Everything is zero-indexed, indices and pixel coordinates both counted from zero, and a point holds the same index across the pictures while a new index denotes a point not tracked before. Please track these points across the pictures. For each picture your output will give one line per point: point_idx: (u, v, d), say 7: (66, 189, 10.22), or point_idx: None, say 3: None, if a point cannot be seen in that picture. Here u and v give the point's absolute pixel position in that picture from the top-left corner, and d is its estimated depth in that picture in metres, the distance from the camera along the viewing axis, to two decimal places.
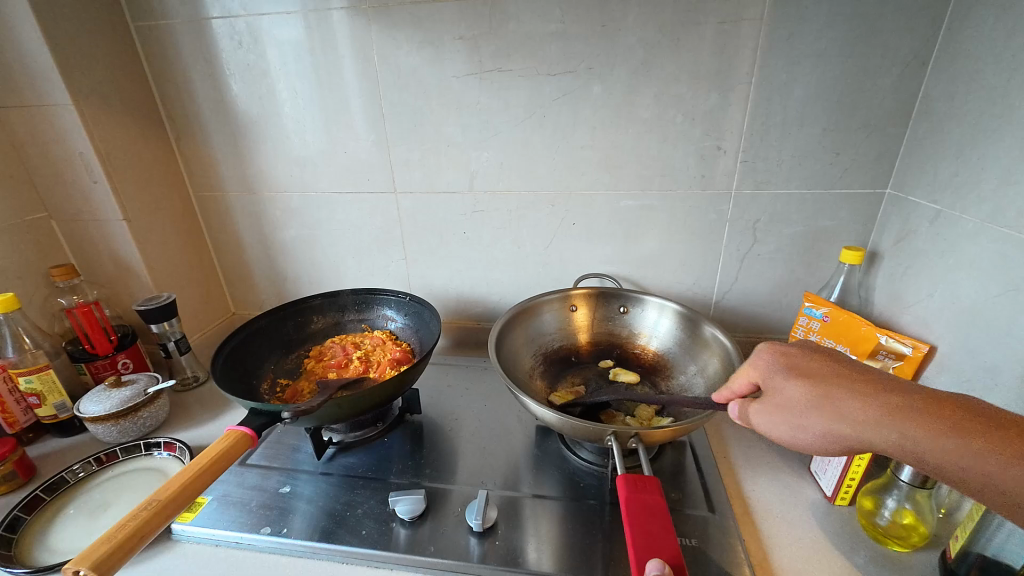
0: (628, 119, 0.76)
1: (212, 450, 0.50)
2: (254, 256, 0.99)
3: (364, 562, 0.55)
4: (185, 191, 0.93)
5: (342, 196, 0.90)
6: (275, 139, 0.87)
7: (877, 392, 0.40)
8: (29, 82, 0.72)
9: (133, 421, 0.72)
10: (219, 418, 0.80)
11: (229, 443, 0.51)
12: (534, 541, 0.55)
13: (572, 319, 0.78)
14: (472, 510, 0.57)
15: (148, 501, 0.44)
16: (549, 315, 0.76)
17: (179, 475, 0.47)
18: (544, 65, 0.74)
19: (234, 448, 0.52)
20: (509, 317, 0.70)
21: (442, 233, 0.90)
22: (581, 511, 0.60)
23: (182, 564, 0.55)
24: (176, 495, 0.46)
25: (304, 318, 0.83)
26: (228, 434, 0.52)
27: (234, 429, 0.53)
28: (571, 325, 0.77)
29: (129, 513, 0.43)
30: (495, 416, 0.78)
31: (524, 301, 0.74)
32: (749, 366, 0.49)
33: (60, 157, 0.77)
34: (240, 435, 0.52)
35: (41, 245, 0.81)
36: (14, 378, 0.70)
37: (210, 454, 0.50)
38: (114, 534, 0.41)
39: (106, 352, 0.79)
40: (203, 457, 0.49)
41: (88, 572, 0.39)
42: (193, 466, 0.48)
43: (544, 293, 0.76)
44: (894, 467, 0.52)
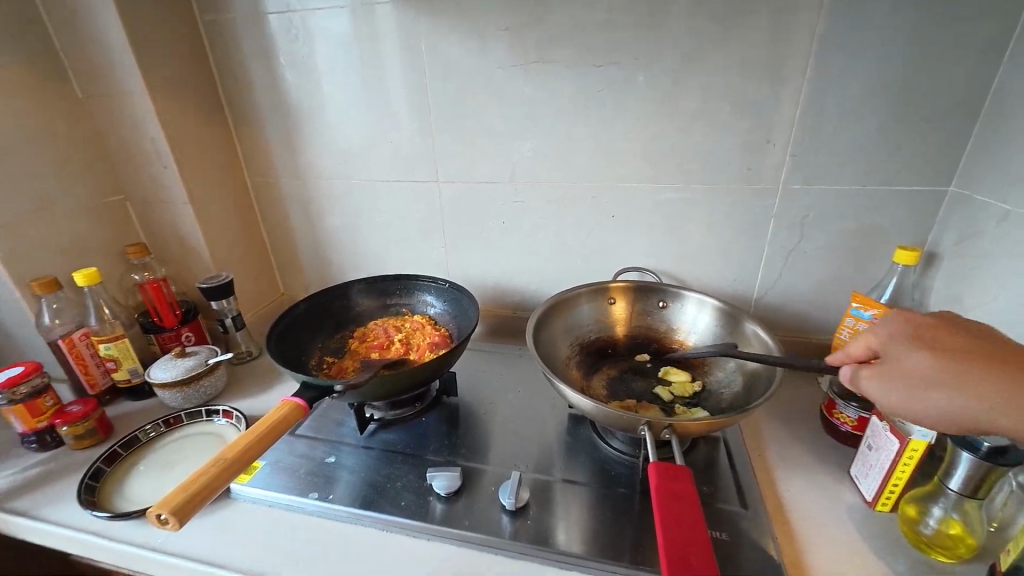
0: (672, 111, 0.75)
1: (269, 419, 0.54)
2: (303, 240, 1.04)
3: (402, 531, 0.58)
4: (243, 177, 0.99)
5: (386, 185, 0.93)
6: (326, 128, 0.91)
7: (1015, 367, 0.39)
8: (111, 74, 0.79)
9: (196, 388, 0.78)
10: (270, 390, 0.86)
11: (285, 413, 0.55)
12: (564, 524, 0.57)
13: (609, 312, 0.78)
14: (504, 492, 0.59)
15: (215, 460, 0.49)
16: (585, 307, 0.77)
17: (243, 439, 0.51)
18: (589, 57, 0.74)
19: (288, 417, 0.56)
20: (545, 307, 0.72)
21: (482, 222, 0.91)
22: (611, 498, 0.61)
23: (240, 521, 0.60)
24: (239, 455, 0.50)
25: (349, 300, 0.87)
26: (283, 405, 0.56)
27: (290, 399, 0.57)
28: (607, 317, 0.77)
29: (199, 469, 0.48)
30: (528, 404, 0.79)
31: (562, 292, 0.75)
32: (869, 334, 0.48)
33: (135, 144, 0.84)
34: (294, 404, 0.56)
35: (118, 225, 0.89)
36: (95, 344, 0.78)
37: (267, 423, 0.54)
38: (187, 485, 0.46)
39: (172, 325, 0.86)
40: (261, 425, 0.53)
41: (168, 516, 0.43)
42: (255, 433, 0.52)
43: (580, 285, 0.77)
44: (943, 475, 0.50)
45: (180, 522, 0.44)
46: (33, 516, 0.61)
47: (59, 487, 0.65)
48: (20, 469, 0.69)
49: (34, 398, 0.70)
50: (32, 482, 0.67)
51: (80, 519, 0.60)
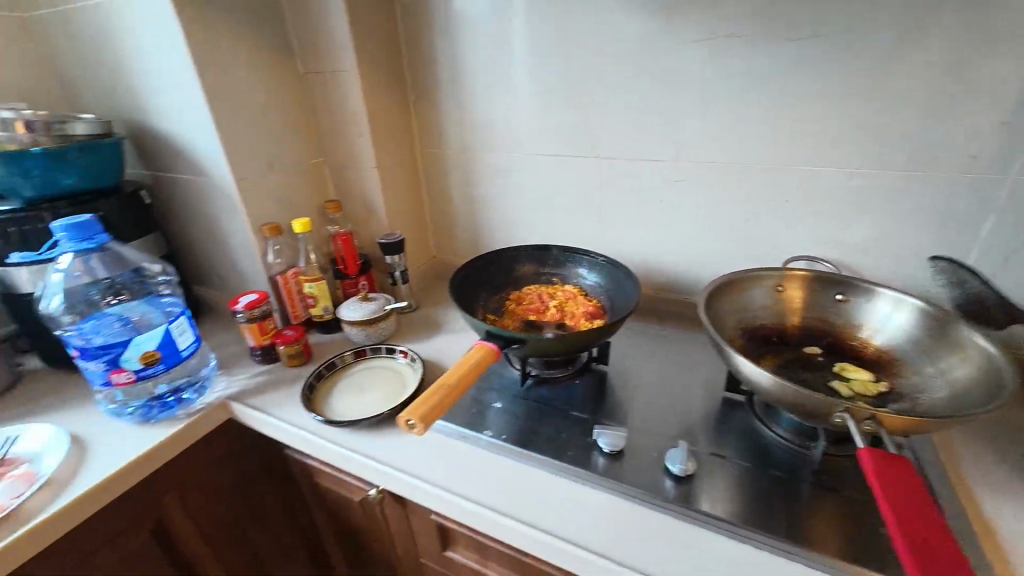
0: (879, 90, 0.68)
1: (469, 359, 0.61)
2: (459, 208, 1.13)
3: (568, 476, 0.63)
4: (414, 147, 1.10)
5: (546, 159, 0.97)
6: (495, 103, 0.97)
7: None
8: (329, 53, 0.91)
9: (374, 330, 0.91)
10: (431, 339, 0.96)
11: (482, 354, 0.61)
12: (710, 492, 0.59)
13: (781, 299, 0.75)
14: (674, 460, 0.61)
15: (442, 383, 0.56)
16: (756, 291, 0.75)
17: (455, 373, 0.59)
18: (787, 31, 0.70)
19: (485, 359, 0.62)
20: (718, 286, 0.71)
21: (637, 199, 0.92)
22: (763, 478, 0.61)
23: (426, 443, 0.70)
24: (460, 381, 0.58)
25: (507, 265, 0.93)
26: (478, 348, 0.63)
27: (484, 344, 0.63)
28: (779, 304, 0.74)
29: (431, 389, 0.56)
30: (676, 381, 0.80)
31: (734, 274, 0.73)
32: None
33: (338, 114, 0.97)
34: (488, 348, 0.63)
35: (318, 184, 1.04)
36: (302, 283, 0.93)
37: (470, 362, 0.60)
38: (426, 402, 0.55)
39: (354, 274, 0.99)
40: (466, 363, 0.60)
41: (416, 423, 0.53)
42: (463, 369, 0.59)
43: (754, 270, 0.75)
44: None
45: (422, 429, 0.54)
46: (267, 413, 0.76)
47: (281, 394, 0.80)
48: (251, 376, 0.86)
49: (263, 320, 0.87)
50: (261, 387, 0.83)
51: (303, 420, 0.74)
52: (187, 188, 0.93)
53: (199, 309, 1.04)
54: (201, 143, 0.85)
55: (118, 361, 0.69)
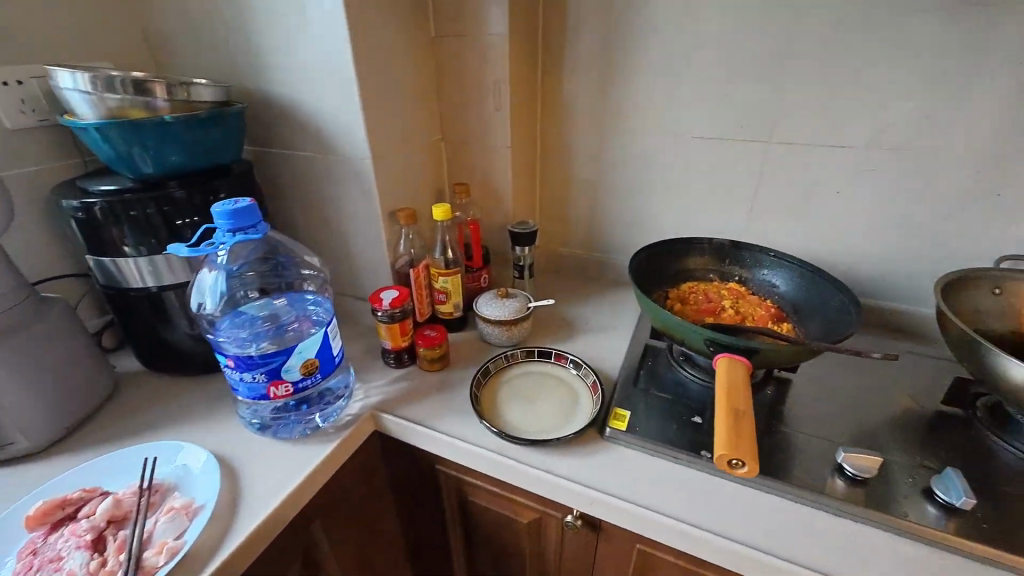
0: None
1: (723, 372, 0.54)
2: (578, 193, 1.03)
3: (809, 507, 0.56)
4: (536, 125, 0.99)
5: (697, 142, 0.89)
6: (645, 78, 0.88)
7: None
8: (473, 12, 0.79)
9: (516, 330, 0.82)
10: (573, 340, 0.87)
11: (741, 370, 0.53)
12: (988, 521, 0.53)
13: (1016, 305, 0.69)
14: (955, 493, 0.53)
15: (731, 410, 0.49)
16: (983, 297, 0.69)
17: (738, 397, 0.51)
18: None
19: (745, 377, 0.53)
20: (947, 284, 0.67)
21: (810, 191, 0.84)
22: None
23: (637, 461, 0.62)
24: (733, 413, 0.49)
25: (665, 259, 0.84)
26: (731, 361, 0.54)
27: (728, 355, 0.56)
28: (1012, 311, 0.69)
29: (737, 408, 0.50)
30: (870, 387, 0.73)
31: (962, 271, 0.69)
32: None
33: (474, 80, 0.84)
34: (741, 364, 0.55)
35: (436, 165, 0.92)
36: (433, 276, 0.83)
37: (731, 379, 0.52)
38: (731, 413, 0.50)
39: (479, 265, 0.89)
40: (727, 380, 0.52)
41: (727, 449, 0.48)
42: (730, 383, 0.52)
43: (984, 270, 0.69)
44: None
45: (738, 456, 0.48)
46: (431, 429, 0.67)
47: (437, 402, 0.71)
48: (390, 382, 0.77)
49: (403, 320, 0.76)
50: (407, 395, 0.74)
51: (482, 438, 0.65)
52: (305, 167, 0.82)
53: None
54: (338, 113, 0.73)
55: (278, 373, 0.59)
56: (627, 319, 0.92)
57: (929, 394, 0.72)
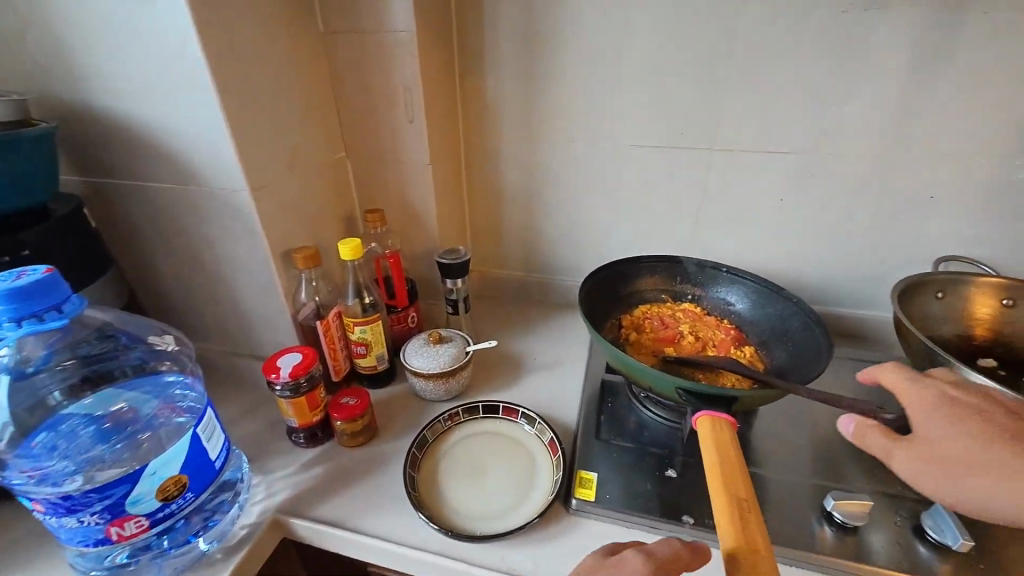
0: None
1: (710, 435, 0.46)
2: (512, 210, 0.92)
3: (804, 567, 0.51)
4: (458, 136, 0.86)
5: (636, 150, 0.81)
6: (575, 81, 0.79)
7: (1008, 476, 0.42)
8: (370, 3, 0.65)
9: (456, 380, 0.70)
10: (521, 382, 0.76)
11: (729, 428, 0.47)
12: (979, 554, 0.50)
13: (960, 307, 0.68)
14: (949, 533, 0.49)
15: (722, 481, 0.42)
16: (931, 301, 0.68)
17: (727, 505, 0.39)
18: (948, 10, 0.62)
19: (734, 436, 0.46)
20: (901, 292, 0.65)
21: (753, 199, 0.80)
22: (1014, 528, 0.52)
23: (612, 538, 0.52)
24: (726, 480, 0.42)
25: (615, 282, 0.76)
26: (715, 419, 0.48)
27: (712, 414, 0.49)
28: (956, 313, 0.68)
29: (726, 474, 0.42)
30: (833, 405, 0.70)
31: (913, 277, 0.67)
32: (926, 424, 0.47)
33: (379, 86, 0.70)
34: (727, 421, 0.48)
35: (341, 188, 0.77)
36: (348, 327, 0.68)
37: (723, 444, 0.45)
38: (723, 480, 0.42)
39: (404, 304, 0.75)
40: (718, 447, 0.45)
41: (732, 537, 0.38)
42: (723, 454, 0.44)
43: (930, 274, 0.68)
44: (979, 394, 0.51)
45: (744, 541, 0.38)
46: (358, 532, 0.53)
47: (363, 491, 0.57)
48: (299, 469, 0.61)
49: (312, 390, 0.60)
50: (323, 484, 0.58)
51: (423, 537, 0.52)
52: (160, 201, 0.63)
53: None
54: (197, 131, 0.56)
55: (121, 509, 0.42)
56: (577, 349, 0.83)
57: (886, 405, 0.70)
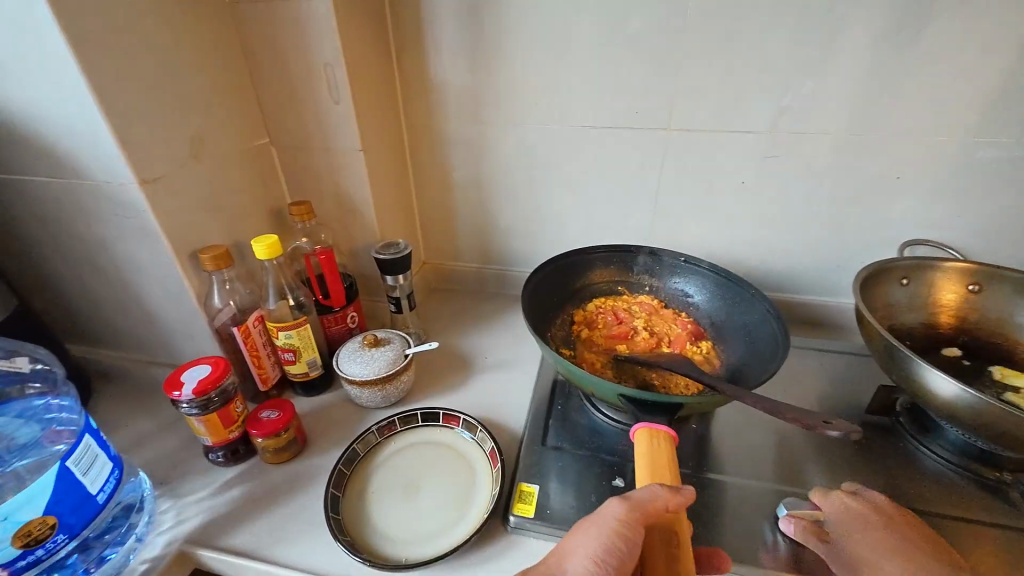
0: (999, 51, 0.59)
1: (646, 452, 0.45)
2: (463, 199, 0.86)
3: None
4: (399, 119, 0.79)
5: (590, 132, 0.76)
6: (521, 58, 0.72)
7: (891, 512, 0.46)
8: None
9: (395, 386, 0.64)
10: (470, 383, 0.71)
11: (667, 444, 0.45)
12: None
13: (925, 294, 0.65)
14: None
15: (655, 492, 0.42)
16: (896, 288, 0.65)
17: (668, 500, 0.40)
18: None
19: (671, 452, 0.45)
20: (864, 280, 0.61)
21: (714, 183, 0.76)
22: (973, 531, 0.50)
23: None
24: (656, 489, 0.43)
25: (567, 275, 0.71)
26: (653, 433, 0.46)
27: (650, 426, 0.47)
28: (922, 300, 0.65)
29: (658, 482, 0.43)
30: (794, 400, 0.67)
31: (878, 263, 0.63)
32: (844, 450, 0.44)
33: (296, 63, 0.63)
34: (665, 434, 0.46)
35: (266, 179, 0.70)
36: (272, 332, 0.62)
37: (657, 462, 0.44)
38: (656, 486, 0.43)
39: (339, 304, 0.69)
40: (651, 464, 0.44)
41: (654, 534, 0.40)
42: (656, 473, 0.43)
43: (894, 259, 0.65)
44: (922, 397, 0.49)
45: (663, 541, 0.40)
46: (273, 563, 0.48)
47: (283, 515, 0.52)
48: (214, 491, 0.55)
49: (225, 405, 0.55)
50: (239, 509, 0.53)
51: (343, 567, 0.47)
52: (46, 198, 0.56)
53: (86, 382, 0.68)
54: (69, 118, 0.49)
55: None
56: (533, 346, 0.78)
57: (850, 400, 0.66)
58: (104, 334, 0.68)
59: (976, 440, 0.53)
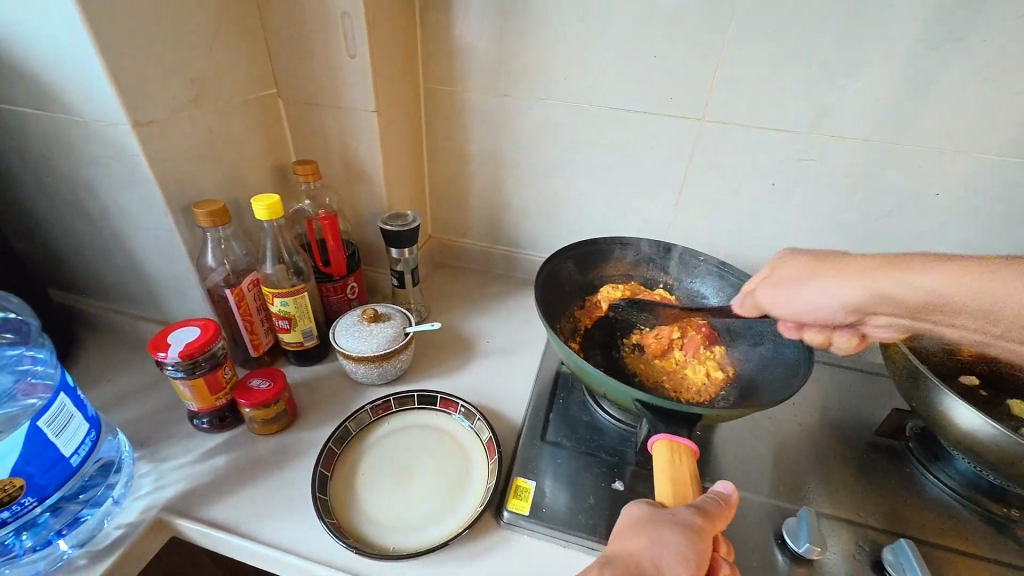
0: None
1: (667, 468, 0.43)
2: (476, 174, 0.82)
3: None
4: (417, 82, 0.74)
5: (618, 116, 0.71)
6: (553, 28, 0.67)
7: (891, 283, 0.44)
8: None
9: (393, 365, 0.61)
10: (469, 366, 0.69)
11: (689, 462, 0.44)
12: None
13: None
14: (909, 572, 0.44)
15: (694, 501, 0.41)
16: None
17: (729, 513, 0.40)
18: None
19: (691, 466, 0.44)
20: None
21: (743, 181, 0.72)
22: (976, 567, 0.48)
23: (543, 557, 0.47)
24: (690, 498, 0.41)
25: (581, 265, 0.68)
26: (674, 447, 0.44)
27: (670, 438, 0.45)
28: None
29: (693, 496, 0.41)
30: (801, 415, 0.65)
31: None
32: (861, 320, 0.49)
33: (311, 9, 0.58)
34: (687, 450, 0.44)
35: (271, 134, 0.65)
36: (268, 298, 0.58)
37: (677, 476, 0.42)
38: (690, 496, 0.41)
39: (341, 274, 0.65)
40: (674, 481, 0.42)
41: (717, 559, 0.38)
42: (679, 492, 0.42)
43: None
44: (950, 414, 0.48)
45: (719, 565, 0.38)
46: (256, 540, 0.46)
47: (268, 491, 0.50)
48: (197, 459, 0.53)
49: (214, 371, 0.52)
50: (223, 479, 0.51)
51: (327, 550, 0.46)
52: (30, 132, 0.51)
53: (69, 331, 0.65)
54: (58, 47, 0.44)
55: None
56: (536, 333, 0.76)
57: (859, 418, 0.65)
58: (91, 282, 0.65)
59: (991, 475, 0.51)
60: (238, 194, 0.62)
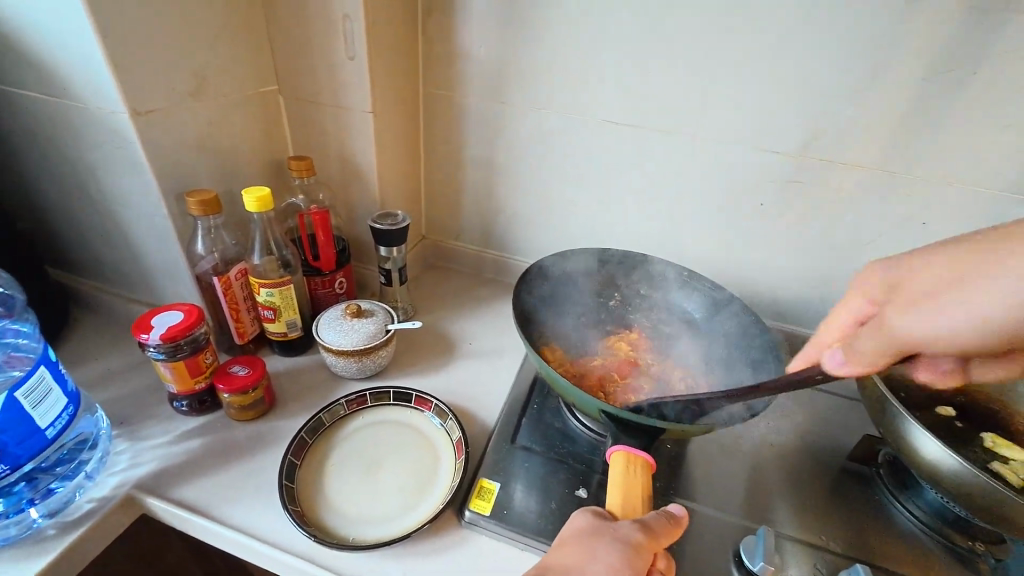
0: None
1: (621, 479, 0.44)
2: (471, 178, 0.83)
3: None
4: (416, 85, 0.76)
5: (611, 130, 0.72)
6: (551, 41, 0.68)
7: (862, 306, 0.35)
8: None
9: (372, 360, 0.62)
10: (449, 367, 0.70)
11: (643, 475, 0.44)
12: None
13: None
14: None
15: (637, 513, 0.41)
16: None
17: (676, 532, 0.40)
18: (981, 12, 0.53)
19: (644, 480, 0.44)
20: None
21: (731, 199, 0.73)
22: None
23: (500, 558, 0.48)
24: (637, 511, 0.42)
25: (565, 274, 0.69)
26: (631, 458, 0.45)
27: (628, 450, 0.46)
28: None
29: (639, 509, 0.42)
30: (775, 434, 0.65)
31: None
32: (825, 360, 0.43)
33: (315, 11, 0.60)
34: (642, 462, 0.45)
35: (270, 128, 0.67)
36: (254, 288, 0.60)
37: (631, 487, 0.43)
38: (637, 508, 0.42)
39: (329, 268, 0.67)
40: (625, 493, 0.43)
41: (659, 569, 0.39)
42: (628, 503, 0.42)
43: None
44: (915, 443, 0.48)
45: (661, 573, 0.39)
46: (221, 524, 0.47)
47: (239, 476, 0.51)
48: (174, 440, 0.54)
49: (194, 355, 0.53)
50: (196, 461, 0.52)
51: (287, 537, 0.47)
52: (34, 115, 0.54)
53: (64, 308, 0.67)
54: (66, 37, 0.46)
55: None
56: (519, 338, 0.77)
57: (834, 442, 0.65)
58: (88, 263, 0.67)
59: (957, 506, 0.51)
60: (233, 185, 0.64)
